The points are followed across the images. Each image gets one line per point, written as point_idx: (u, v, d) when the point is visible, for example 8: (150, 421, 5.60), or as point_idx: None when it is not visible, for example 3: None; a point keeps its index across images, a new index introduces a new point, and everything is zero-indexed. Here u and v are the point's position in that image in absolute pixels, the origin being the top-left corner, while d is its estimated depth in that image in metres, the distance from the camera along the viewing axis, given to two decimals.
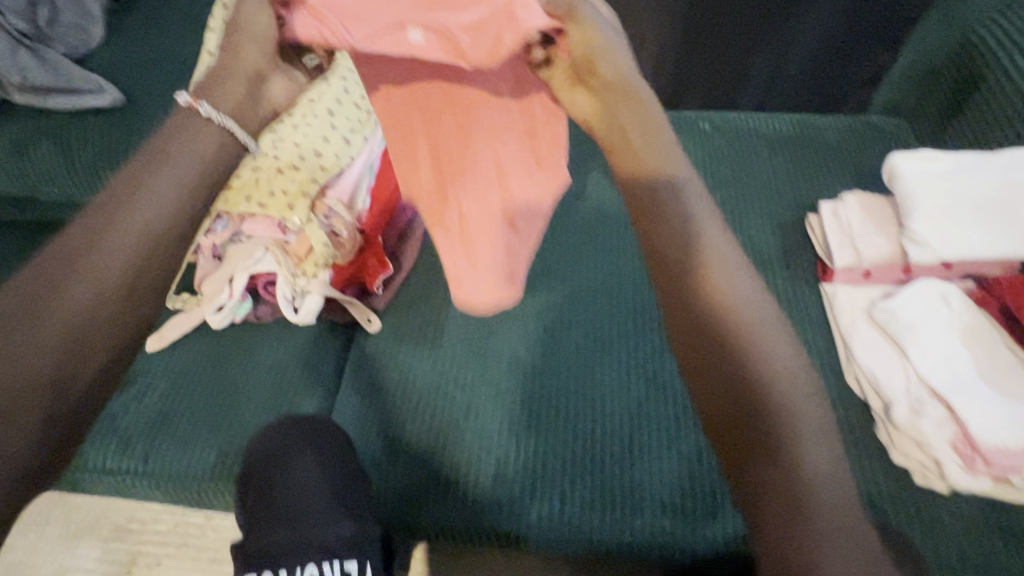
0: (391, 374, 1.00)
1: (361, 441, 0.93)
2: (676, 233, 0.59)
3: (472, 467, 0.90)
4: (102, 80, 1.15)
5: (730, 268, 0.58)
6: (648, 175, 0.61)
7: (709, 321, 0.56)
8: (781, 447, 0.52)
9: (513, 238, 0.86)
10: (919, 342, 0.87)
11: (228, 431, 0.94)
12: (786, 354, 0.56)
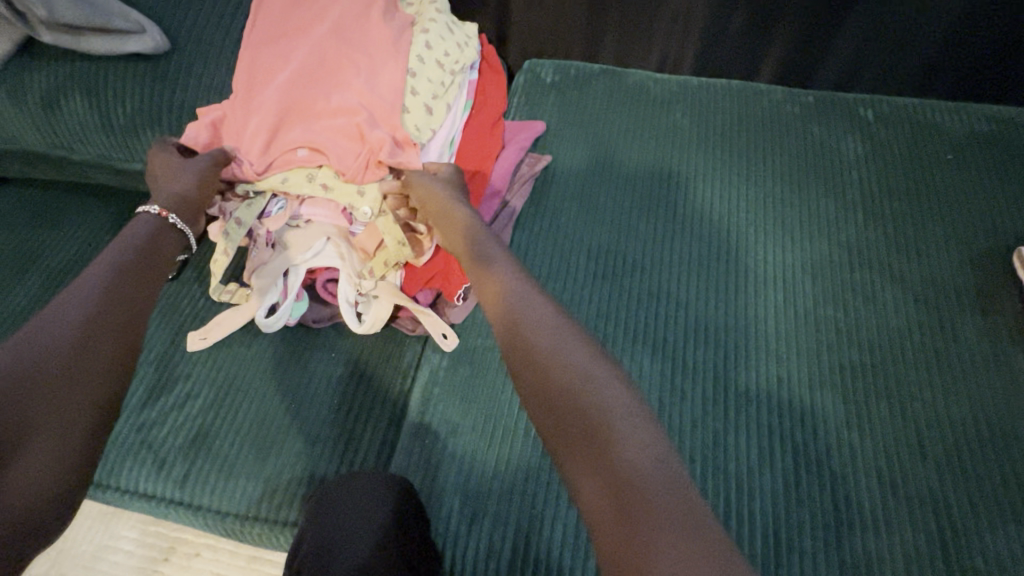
0: (468, 410, 0.82)
1: (430, 492, 0.77)
2: (568, 397, 0.53)
3: (568, 545, 0.72)
4: (143, 18, 0.97)
5: (608, 404, 0.52)
6: (548, 369, 0.56)
7: (611, 478, 0.47)
8: (632, 551, 0.43)
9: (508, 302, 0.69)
10: None
11: (276, 462, 0.79)
12: (654, 470, 0.47)
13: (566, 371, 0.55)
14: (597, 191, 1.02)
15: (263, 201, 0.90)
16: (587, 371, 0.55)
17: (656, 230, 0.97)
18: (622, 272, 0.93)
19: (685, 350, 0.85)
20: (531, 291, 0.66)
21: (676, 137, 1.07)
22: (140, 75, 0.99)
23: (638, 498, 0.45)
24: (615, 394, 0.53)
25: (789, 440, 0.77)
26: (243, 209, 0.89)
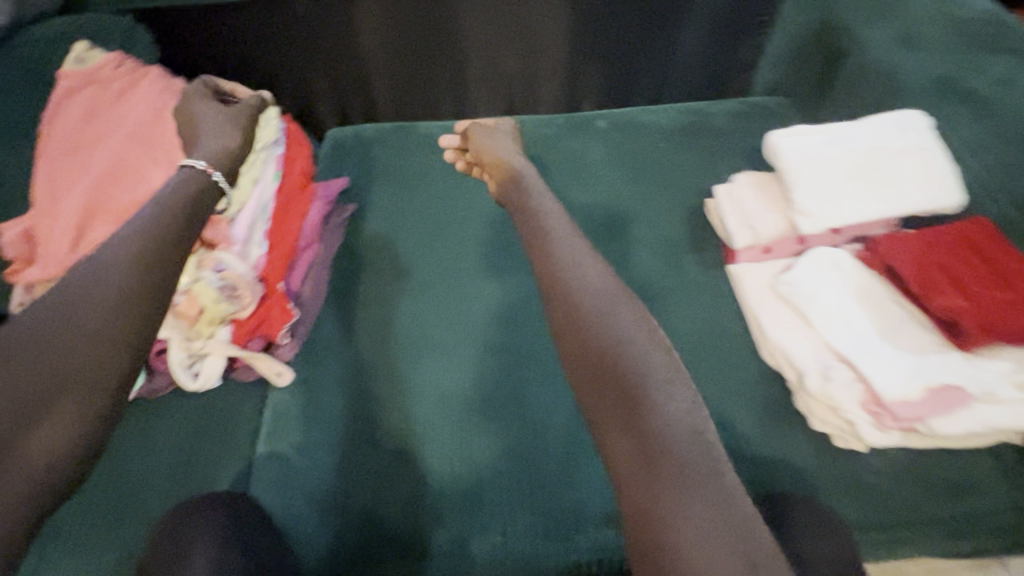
0: (421, 378, 0.93)
1: (370, 457, 0.86)
2: (630, 387, 0.55)
3: (460, 503, 0.80)
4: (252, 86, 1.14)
5: (685, 408, 0.53)
6: (652, 374, 0.56)
7: (637, 451, 0.51)
8: (655, 520, 0.47)
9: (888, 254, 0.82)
10: (939, 372, 0.73)
11: (325, 453, 0.87)
12: (700, 463, 0.49)
13: (648, 369, 0.57)
14: (648, 206, 1.11)
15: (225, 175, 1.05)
16: (657, 370, 0.57)
17: (704, 242, 1.05)
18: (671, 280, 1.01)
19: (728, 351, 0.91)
20: (587, 283, 0.67)
21: (724, 163, 1.17)
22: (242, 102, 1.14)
23: (676, 481, 0.48)
24: (670, 409, 0.53)
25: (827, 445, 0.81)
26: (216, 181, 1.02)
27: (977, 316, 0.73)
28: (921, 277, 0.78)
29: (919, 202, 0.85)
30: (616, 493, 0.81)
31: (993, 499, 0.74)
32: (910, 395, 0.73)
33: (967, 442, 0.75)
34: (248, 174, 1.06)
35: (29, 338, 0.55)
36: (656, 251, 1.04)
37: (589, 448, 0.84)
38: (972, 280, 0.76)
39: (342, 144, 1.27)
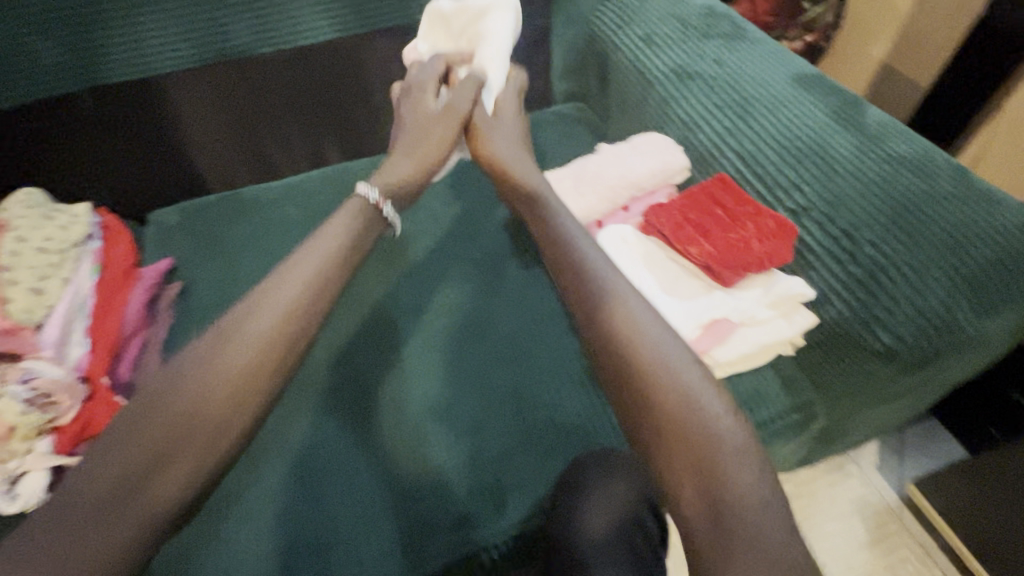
0: (421, 419, 0.91)
1: (382, 492, 0.84)
2: (666, 401, 0.58)
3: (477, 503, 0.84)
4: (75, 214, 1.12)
5: (692, 408, 0.58)
6: (656, 380, 0.60)
7: (670, 449, 0.56)
8: None
9: (664, 217, 0.93)
10: (730, 308, 0.84)
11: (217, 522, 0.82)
12: (748, 466, 0.54)
13: (664, 378, 0.60)
14: (468, 219, 1.17)
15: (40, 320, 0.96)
16: (675, 377, 0.60)
17: (522, 244, 1.13)
18: (524, 288, 1.07)
19: (550, 337, 1.00)
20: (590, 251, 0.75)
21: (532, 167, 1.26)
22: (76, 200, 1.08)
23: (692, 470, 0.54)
24: (729, 433, 0.56)
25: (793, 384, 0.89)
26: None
27: (719, 259, 0.86)
28: (679, 233, 0.91)
29: (665, 170, 1.04)
30: (464, 491, 0.84)
31: (775, 406, 0.86)
32: (687, 337, 0.83)
33: (745, 363, 0.86)
34: (55, 274, 1.02)
35: (90, 513, 0.52)
36: (480, 261, 1.11)
37: (433, 457, 0.87)
38: (713, 229, 0.88)
39: (165, 224, 1.25)
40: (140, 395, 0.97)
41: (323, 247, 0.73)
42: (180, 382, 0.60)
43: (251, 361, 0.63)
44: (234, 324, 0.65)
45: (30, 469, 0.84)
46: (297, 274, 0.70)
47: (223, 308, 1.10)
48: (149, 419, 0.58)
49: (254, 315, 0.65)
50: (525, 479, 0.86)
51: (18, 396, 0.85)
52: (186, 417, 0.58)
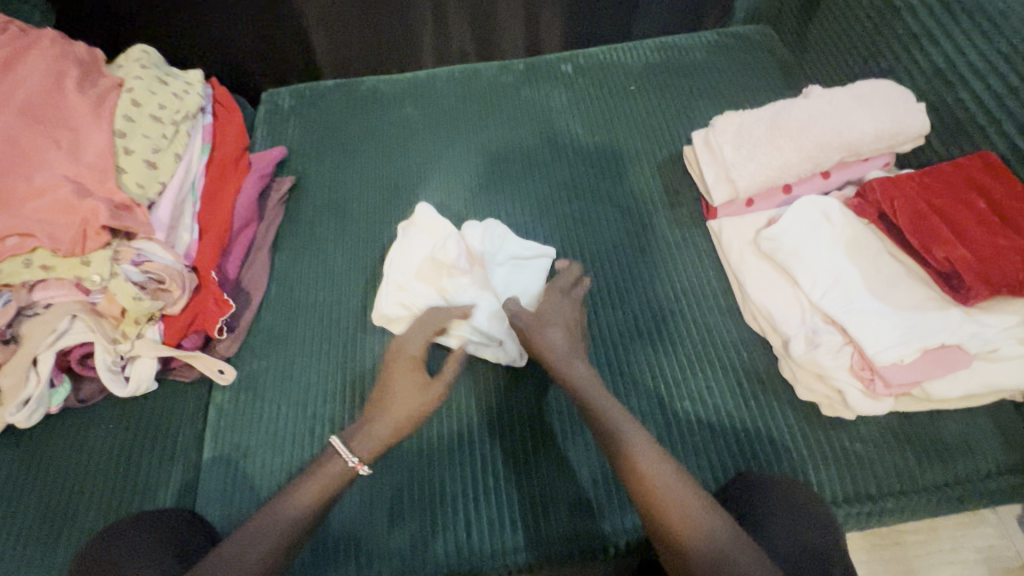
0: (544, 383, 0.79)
1: (496, 457, 0.73)
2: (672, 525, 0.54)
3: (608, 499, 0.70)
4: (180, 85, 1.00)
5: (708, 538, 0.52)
6: (667, 500, 0.55)
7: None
8: None
9: (897, 198, 0.73)
10: (971, 333, 0.66)
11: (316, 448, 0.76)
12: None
13: (668, 498, 0.55)
14: (617, 157, 0.99)
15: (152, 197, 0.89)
16: (680, 501, 0.55)
17: (679, 195, 0.94)
18: (677, 249, 0.89)
19: (706, 313, 0.82)
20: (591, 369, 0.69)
21: (699, 104, 1.04)
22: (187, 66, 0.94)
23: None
24: None
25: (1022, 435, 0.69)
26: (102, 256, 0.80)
27: (977, 269, 0.65)
28: (916, 223, 0.70)
29: (896, 132, 0.80)
30: (588, 475, 0.71)
31: (994, 460, 0.68)
32: (904, 358, 0.66)
33: (965, 403, 0.69)
34: (168, 148, 0.93)
35: None
36: (626, 208, 0.93)
37: (557, 427, 0.75)
38: (970, 226, 0.68)
39: (277, 107, 1.14)
40: (247, 294, 0.91)
41: (384, 430, 0.65)
42: (270, 517, 0.57)
43: (324, 496, 0.59)
44: (292, 484, 0.60)
45: (140, 353, 0.81)
46: (310, 477, 0.61)
47: (333, 211, 0.99)
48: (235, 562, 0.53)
49: (317, 472, 0.61)
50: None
51: (131, 278, 0.81)
52: (277, 549, 0.55)
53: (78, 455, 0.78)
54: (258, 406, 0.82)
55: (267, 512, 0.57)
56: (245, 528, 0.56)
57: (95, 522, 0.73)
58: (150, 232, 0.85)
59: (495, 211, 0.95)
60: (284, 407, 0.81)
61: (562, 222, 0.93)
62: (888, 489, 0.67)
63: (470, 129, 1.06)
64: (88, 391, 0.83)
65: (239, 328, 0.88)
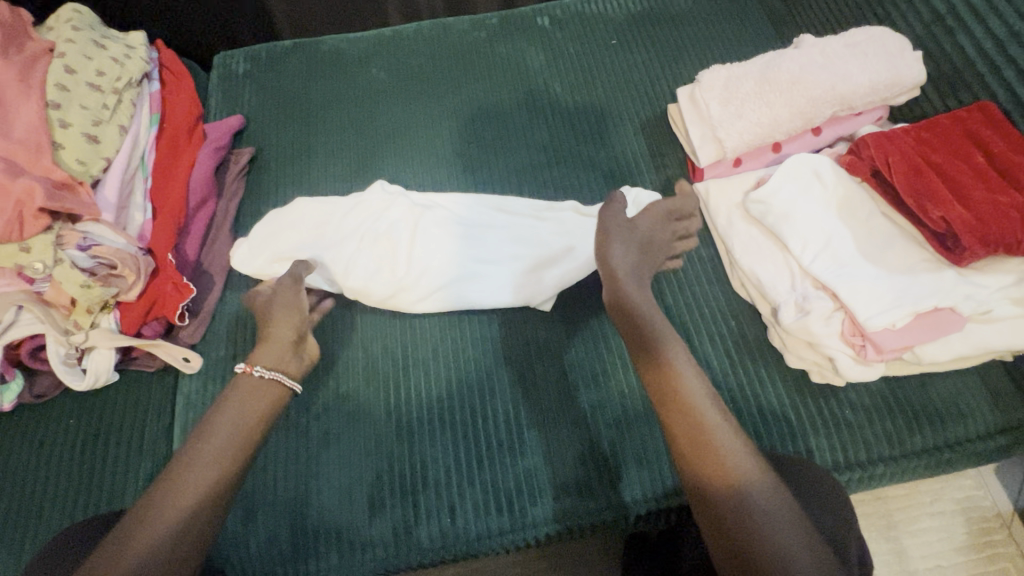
0: (526, 359, 0.76)
1: (479, 437, 0.71)
2: (718, 474, 0.48)
3: (592, 474, 0.68)
4: (116, 49, 0.91)
5: (764, 501, 0.46)
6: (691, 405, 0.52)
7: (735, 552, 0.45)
8: None
9: (892, 154, 0.70)
10: (965, 294, 0.64)
11: (288, 437, 0.73)
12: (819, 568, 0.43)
13: (723, 450, 0.49)
14: (599, 117, 0.93)
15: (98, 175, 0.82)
16: (737, 455, 0.49)
17: (665, 157, 0.89)
18: None
19: (694, 281, 0.79)
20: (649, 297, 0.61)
21: (684, 58, 0.97)
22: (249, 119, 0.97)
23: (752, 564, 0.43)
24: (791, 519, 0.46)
25: (1011, 392, 0.68)
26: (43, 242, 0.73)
27: (975, 228, 0.62)
28: (913, 181, 0.67)
29: (890, 84, 0.76)
30: (575, 453, 0.69)
31: (983, 422, 0.67)
32: (897, 322, 0.64)
33: (956, 365, 0.68)
34: (110, 120, 0.85)
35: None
36: (610, 172, 0.88)
37: (542, 404, 0.72)
38: (970, 184, 0.65)
39: (230, 71, 1.05)
40: (209, 276, 0.86)
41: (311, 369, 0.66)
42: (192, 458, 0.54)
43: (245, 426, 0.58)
44: (205, 425, 0.57)
45: (96, 344, 0.76)
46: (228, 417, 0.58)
47: (298, 185, 0.93)
48: (168, 507, 0.50)
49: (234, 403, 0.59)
50: (649, 452, 0.69)
51: (80, 263, 0.74)
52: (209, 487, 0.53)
53: (38, 455, 0.74)
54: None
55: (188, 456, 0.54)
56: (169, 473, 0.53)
57: (61, 524, 0.70)
58: (97, 214, 0.78)
59: (471, 180, 0.90)
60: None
61: (542, 189, 0.88)
62: (877, 455, 0.67)
63: (442, 91, 0.98)
64: (42, 386, 0.77)
65: (202, 312, 0.83)
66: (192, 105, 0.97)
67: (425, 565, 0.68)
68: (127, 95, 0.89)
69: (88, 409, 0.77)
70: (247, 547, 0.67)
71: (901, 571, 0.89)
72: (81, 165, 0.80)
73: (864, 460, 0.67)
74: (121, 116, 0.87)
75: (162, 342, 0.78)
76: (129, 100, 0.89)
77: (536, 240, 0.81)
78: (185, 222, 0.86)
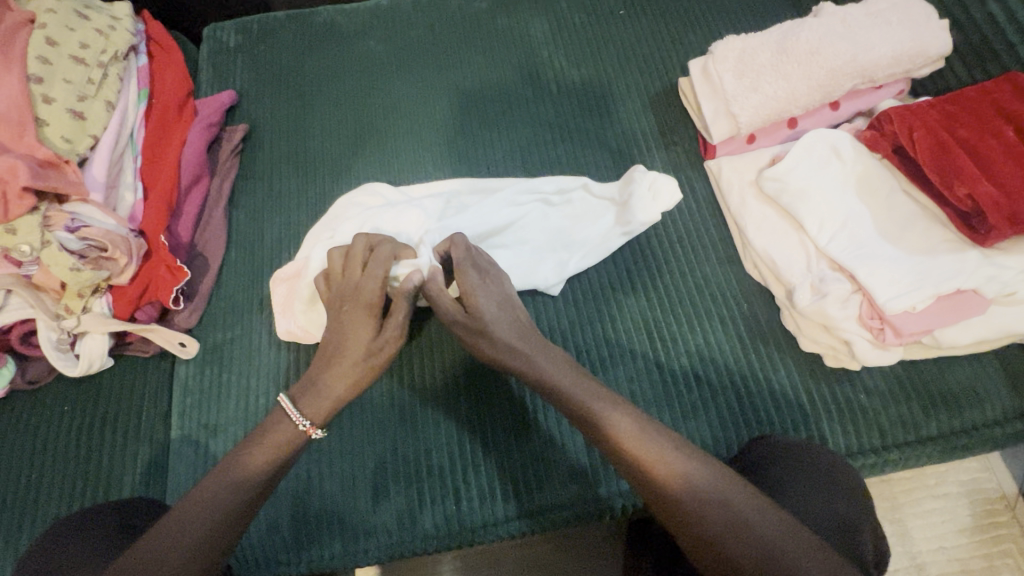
0: None
1: (483, 423, 0.69)
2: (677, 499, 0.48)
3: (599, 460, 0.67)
4: (102, 20, 0.87)
5: (730, 503, 0.46)
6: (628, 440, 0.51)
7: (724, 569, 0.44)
8: None
9: (917, 128, 0.67)
10: (989, 277, 0.61)
11: None
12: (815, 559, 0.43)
13: (672, 479, 0.48)
14: (606, 92, 0.90)
15: (87, 153, 0.78)
16: (684, 470, 0.49)
17: (674, 134, 0.86)
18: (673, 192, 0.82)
19: (705, 262, 0.76)
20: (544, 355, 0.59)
21: (695, 29, 0.93)
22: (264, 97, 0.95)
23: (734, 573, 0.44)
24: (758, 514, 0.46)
25: None
26: (30, 225, 0.70)
27: (1003, 207, 0.60)
28: (938, 158, 0.65)
29: (914, 54, 0.73)
30: (582, 440, 0.67)
31: (1000, 408, 0.66)
32: (916, 306, 0.62)
33: (975, 349, 0.66)
34: (96, 95, 0.82)
35: None
36: (618, 150, 0.85)
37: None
38: (998, 160, 0.62)
39: (221, 44, 1.01)
40: (203, 258, 0.83)
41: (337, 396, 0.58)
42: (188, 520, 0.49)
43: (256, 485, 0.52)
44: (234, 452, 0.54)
45: (89, 329, 0.74)
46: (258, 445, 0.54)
47: (294, 164, 0.90)
48: (169, 532, 0.48)
49: (254, 454, 0.53)
50: None
51: (69, 246, 0.71)
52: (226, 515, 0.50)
53: (34, 441, 0.73)
54: (225, 380, 0.76)
55: (184, 514, 0.49)
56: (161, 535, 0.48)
57: (59, 511, 0.69)
58: (85, 194, 0.75)
59: (473, 159, 0.86)
60: (252, 381, 0.75)
61: (547, 168, 0.85)
62: (891, 441, 0.65)
63: (441, 65, 0.94)
64: (35, 371, 0.75)
65: (198, 296, 0.80)
66: (183, 80, 0.93)
67: (429, 552, 0.67)
68: (113, 68, 0.85)
69: (83, 396, 0.76)
70: (248, 534, 0.66)
71: (905, 552, 0.89)
72: (67, 142, 0.76)
73: (878, 446, 0.65)
74: (107, 90, 0.83)
75: (156, 327, 0.75)
76: (115, 73, 0.85)
77: (548, 226, 0.77)
78: (178, 203, 0.83)
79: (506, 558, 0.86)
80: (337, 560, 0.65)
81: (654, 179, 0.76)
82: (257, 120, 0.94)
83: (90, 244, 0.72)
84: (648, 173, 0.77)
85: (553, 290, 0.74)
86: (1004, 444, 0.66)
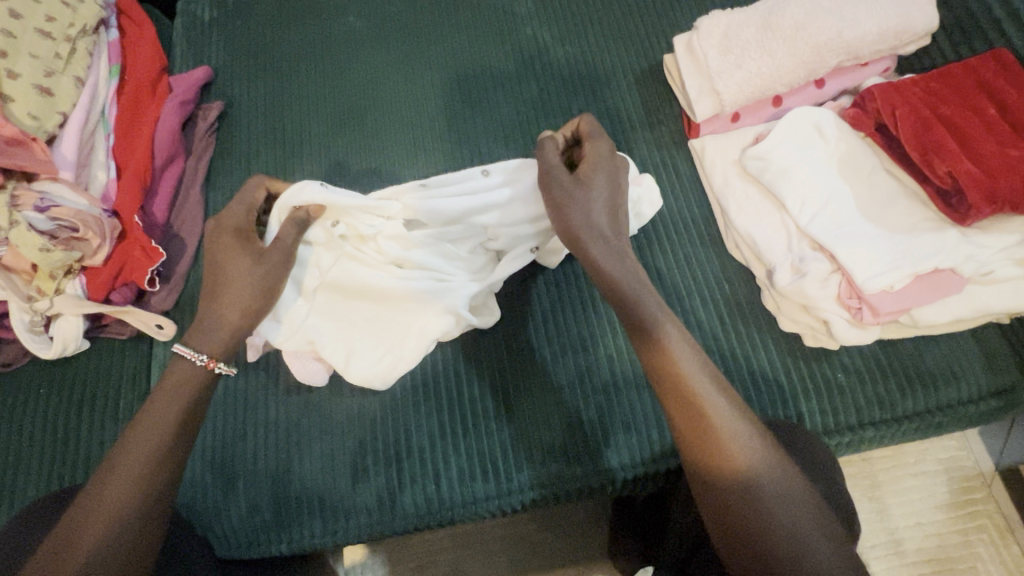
0: (512, 326, 0.73)
1: (465, 404, 0.69)
2: (722, 440, 0.46)
3: (580, 440, 0.67)
4: None
5: (772, 473, 0.45)
6: (686, 379, 0.49)
7: (715, 510, 0.45)
8: None
9: (901, 106, 0.66)
10: (969, 255, 0.61)
11: (267, 406, 0.70)
12: (835, 550, 0.42)
13: (721, 421, 0.47)
14: (591, 70, 0.88)
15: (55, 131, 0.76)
16: (740, 433, 0.47)
17: (659, 112, 0.84)
18: (658, 171, 0.80)
19: (687, 243, 0.76)
20: (627, 256, 0.58)
21: (683, 6, 0.91)
22: (243, 75, 0.93)
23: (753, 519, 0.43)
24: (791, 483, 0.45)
25: (1007, 353, 0.67)
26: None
27: (984, 185, 0.60)
28: (920, 135, 0.64)
29: (902, 30, 0.71)
30: (562, 421, 0.68)
31: (976, 385, 0.66)
32: (895, 285, 0.62)
33: (952, 328, 0.66)
34: (64, 70, 0.79)
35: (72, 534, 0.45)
36: (603, 128, 0.84)
37: (529, 371, 0.70)
38: (979, 138, 0.62)
39: (196, 19, 0.98)
40: (180, 239, 0.81)
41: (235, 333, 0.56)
42: (84, 522, 0.45)
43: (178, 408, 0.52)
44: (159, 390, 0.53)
45: (61, 311, 0.73)
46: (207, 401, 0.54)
47: (272, 142, 0.88)
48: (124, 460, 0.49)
49: (151, 422, 0.51)
50: (639, 419, 0.67)
51: (38, 226, 0.70)
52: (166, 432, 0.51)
53: (12, 424, 0.72)
54: None
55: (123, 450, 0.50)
56: (57, 538, 0.45)
57: (37, 493, 0.68)
58: (54, 172, 0.73)
59: (456, 137, 0.85)
60: None
61: (531, 146, 0.84)
62: (868, 419, 0.66)
63: (423, 42, 0.92)
64: (10, 354, 0.75)
65: (175, 278, 0.78)
66: (157, 53, 0.90)
67: (411, 530, 0.67)
68: (80, 42, 0.82)
69: (61, 379, 0.75)
70: (230, 514, 0.66)
71: (882, 527, 0.91)
72: (33, 119, 0.74)
73: (855, 424, 0.66)
74: (75, 65, 0.80)
75: (130, 308, 0.74)
76: (82, 47, 0.82)
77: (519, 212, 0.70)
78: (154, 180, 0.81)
79: (492, 537, 0.87)
80: (318, 539, 0.66)
81: (640, 198, 0.72)
82: (235, 98, 0.92)
83: (60, 223, 0.71)
84: (636, 190, 0.72)
85: (551, 262, 0.73)
86: (979, 421, 0.67)
